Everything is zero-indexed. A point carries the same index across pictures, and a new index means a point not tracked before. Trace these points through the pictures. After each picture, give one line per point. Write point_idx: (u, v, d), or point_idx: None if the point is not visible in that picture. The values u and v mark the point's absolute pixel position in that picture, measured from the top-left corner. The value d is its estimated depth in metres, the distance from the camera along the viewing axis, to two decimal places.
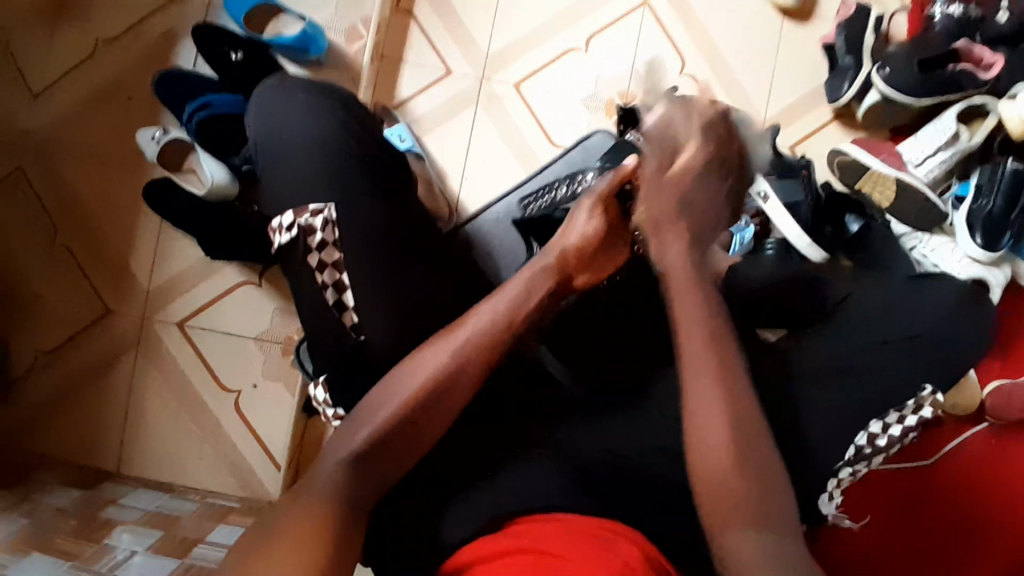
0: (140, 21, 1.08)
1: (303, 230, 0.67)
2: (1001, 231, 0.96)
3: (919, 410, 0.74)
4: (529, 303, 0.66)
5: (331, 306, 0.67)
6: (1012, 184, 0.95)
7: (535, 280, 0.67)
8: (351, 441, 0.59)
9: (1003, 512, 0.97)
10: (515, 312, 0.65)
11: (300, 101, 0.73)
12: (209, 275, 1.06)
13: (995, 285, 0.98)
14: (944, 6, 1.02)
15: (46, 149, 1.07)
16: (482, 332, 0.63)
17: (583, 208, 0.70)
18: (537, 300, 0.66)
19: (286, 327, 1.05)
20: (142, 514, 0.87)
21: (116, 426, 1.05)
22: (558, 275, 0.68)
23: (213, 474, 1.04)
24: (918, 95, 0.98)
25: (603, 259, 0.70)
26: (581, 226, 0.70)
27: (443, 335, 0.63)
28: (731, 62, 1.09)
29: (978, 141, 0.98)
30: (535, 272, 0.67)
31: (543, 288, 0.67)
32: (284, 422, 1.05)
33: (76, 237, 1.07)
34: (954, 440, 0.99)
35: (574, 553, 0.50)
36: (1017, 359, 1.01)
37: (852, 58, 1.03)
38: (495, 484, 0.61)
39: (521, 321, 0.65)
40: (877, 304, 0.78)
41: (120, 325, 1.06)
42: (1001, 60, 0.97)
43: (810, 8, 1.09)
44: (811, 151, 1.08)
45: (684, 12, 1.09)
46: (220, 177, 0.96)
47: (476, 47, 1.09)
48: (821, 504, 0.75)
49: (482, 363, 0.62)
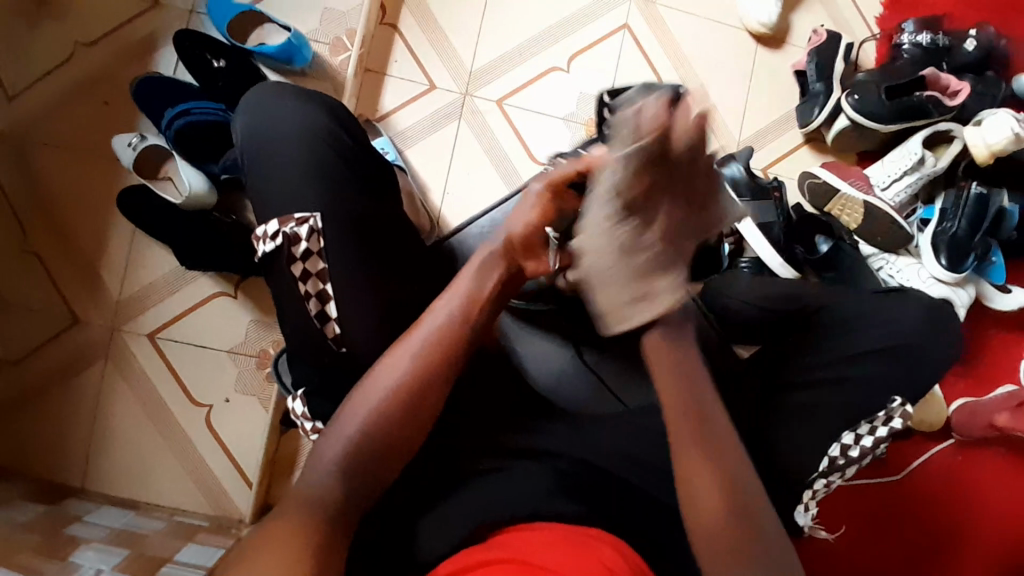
0: (121, 26, 1.06)
1: (288, 239, 0.65)
2: (964, 253, 0.99)
3: (889, 422, 0.76)
4: (484, 290, 0.64)
5: (313, 317, 0.66)
6: (976, 207, 0.99)
7: (484, 269, 0.65)
8: (330, 454, 0.56)
9: (970, 522, 1.00)
10: (470, 302, 0.63)
11: (284, 108, 0.71)
12: (183, 285, 1.04)
13: (960, 306, 1.01)
14: (912, 35, 1.07)
15: (19, 151, 1.04)
16: (446, 330, 0.61)
17: (530, 195, 0.67)
18: (491, 286, 0.65)
19: (262, 339, 1.04)
20: (107, 531, 0.83)
21: (82, 439, 1.01)
22: (507, 263, 0.66)
23: (182, 490, 1.01)
24: (885, 120, 1.02)
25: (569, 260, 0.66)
26: (527, 213, 0.66)
27: (405, 340, 0.61)
28: (707, 84, 1.13)
29: (943, 166, 1.02)
30: (486, 259, 0.66)
31: (496, 272, 0.66)
32: (257, 438, 1.02)
33: (47, 242, 1.04)
34: (918, 456, 1.01)
35: (559, 563, 0.50)
36: (981, 379, 1.05)
37: (823, 85, 1.07)
38: (480, 495, 0.61)
39: (478, 311, 0.63)
40: (849, 315, 0.81)
41: (89, 336, 1.03)
42: (967, 87, 1.01)
43: (783, 35, 1.13)
44: (783, 173, 1.12)
45: (663, 35, 1.12)
46: (199, 186, 0.94)
47: (460, 63, 1.10)
48: (796, 513, 0.76)
49: (445, 366, 0.61)
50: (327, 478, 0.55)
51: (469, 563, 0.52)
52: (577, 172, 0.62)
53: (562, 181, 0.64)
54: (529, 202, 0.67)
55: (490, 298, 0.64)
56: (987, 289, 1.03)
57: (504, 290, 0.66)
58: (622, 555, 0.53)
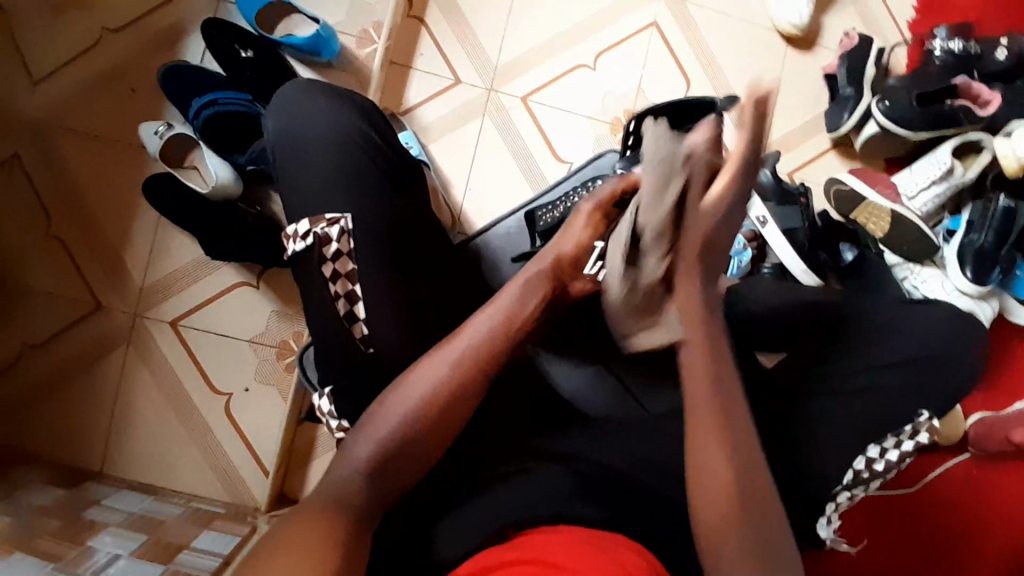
0: (147, 14, 1.06)
1: (318, 240, 0.66)
2: (990, 265, 0.98)
3: (916, 435, 0.76)
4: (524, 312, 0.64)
5: (342, 318, 0.66)
6: (1003, 220, 0.97)
7: (527, 289, 0.65)
8: (359, 456, 0.57)
9: (988, 538, 0.99)
10: (507, 321, 0.63)
11: (314, 106, 0.71)
12: (206, 274, 1.04)
13: (982, 319, 1.01)
14: (944, 40, 1.05)
15: (44, 136, 1.05)
16: (477, 343, 0.61)
17: (580, 215, 0.67)
18: (533, 306, 0.64)
19: (283, 329, 1.04)
20: (126, 516, 0.85)
21: (101, 424, 1.03)
22: (554, 283, 0.66)
23: (200, 477, 1.02)
24: (915, 128, 1.01)
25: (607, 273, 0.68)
26: (577, 233, 0.66)
27: (440, 347, 0.61)
28: (735, 86, 1.11)
29: (970, 178, 1.00)
30: (529, 280, 0.65)
31: (537, 295, 0.65)
32: (276, 428, 1.03)
33: (72, 229, 1.05)
34: (935, 468, 1.01)
35: (575, 562, 0.51)
36: (1002, 392, 1.04)
37: (853, 89, 1.06)
38: (502, 499, 0.61)
39: (516, 328, 0.63)
40: (874, 326, 0.81)
41: (111, 322, 1.04)
42: (998, 98, 1.00)
43: (814, 37, 1.12)
44: (810, 178, 1.11)
45: (692, 34, 1.11)
46: (225, 176, 0.94)
47: (485, 58, 1.09)
48: (818, 526, 0.75)
49: (472, 376, 0.60)
50: (353, 481, 0.56)
51: (488, 563, 0.53)
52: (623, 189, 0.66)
53: (609, 202, 0.66)
54: (578, 223, 0.67)
55: (529, 316, 0.64)
56: (1011, 304, 1.03)
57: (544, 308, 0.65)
58: (642, 562, 0.54)
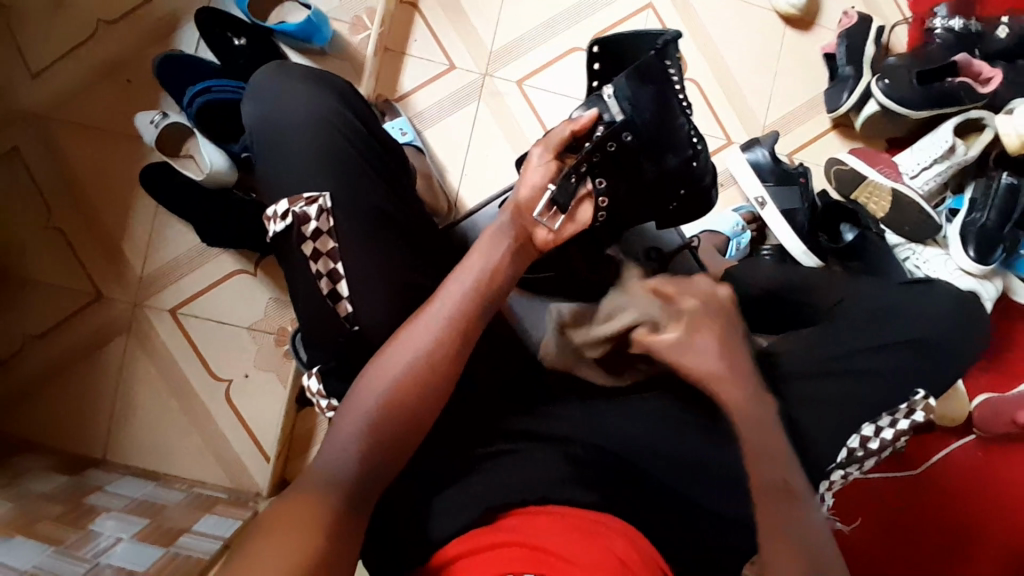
0: (143, 6, 1.07)
1: (297, 218, 0.65)
2: (994, 244, 0.96)
3: (911, 414, 0.75)
4: (496, 268, 0.65)
5: (325, 296, 0.66)
6: (1006, 200, 0.96)
7: (495, 240, 0.66)
8: (347, 435, 0.56)
9: (992, 521, 0.98)
10: (488, 279, 0.64)
11: (299, 88, 0.71)
12: (203, 262, 1.05)
13: (986, 298, 0.99)
14: (945, 19, 1.04)
15: (45, 129, 1.06)
16: (456, 309, 0.62)
17: (533, 161, 0.69)
18: (502, 258, 0.65)
19: (280, 316, 1.05)
20: (128, 502, 0.85)
21: (104, 410, 1.04)
22: (518, 234, 0.67)
23: (201, 463, 1.03)
24: (915, 106, 0.99)
25: (569, 222, 0.68)
26: (533, 177, 0.68)
27: (418, 316, 0.62)
28: (733, 67, 1.10)
29: (972, 155, 0.98)
30: (494, 235, 0.67)
31: (505, 246, 0.66)
32: (275, 416, 1.04)
33: (73, 219, 1.06)
34: (938, 450, 1.00)
35: (582, 557, 0.51)
36: (1006, 374, 1.02)
37: (852, 69, 1.04)
38: (491, 477, 0.61)
39: (493, 287, 0.64)
40: (870, 311, 0.80)
41: (111, 311, 1.05)
42: (1000, 74, 0.97)
43: (813, 16, 1.10)
44: (810, 159, 1.09)
45: (688, 15, 1.10)
46: (219, 164, 0.96)
47: (480, 43, 1.09)
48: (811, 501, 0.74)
49: (452, 349, 0.60)
50: (337, 460, 0.55)
51: (478, 545, 0.55)
52: (572, 133, 0.67)
53: (560, 145, 0.68)
54: (532, 168, 0.68)
55: (502, 274, 0.64)
56: (1013, 283, 1.01)
57: (514, 264, 0.66)
58: (632, 546, 0.54)
